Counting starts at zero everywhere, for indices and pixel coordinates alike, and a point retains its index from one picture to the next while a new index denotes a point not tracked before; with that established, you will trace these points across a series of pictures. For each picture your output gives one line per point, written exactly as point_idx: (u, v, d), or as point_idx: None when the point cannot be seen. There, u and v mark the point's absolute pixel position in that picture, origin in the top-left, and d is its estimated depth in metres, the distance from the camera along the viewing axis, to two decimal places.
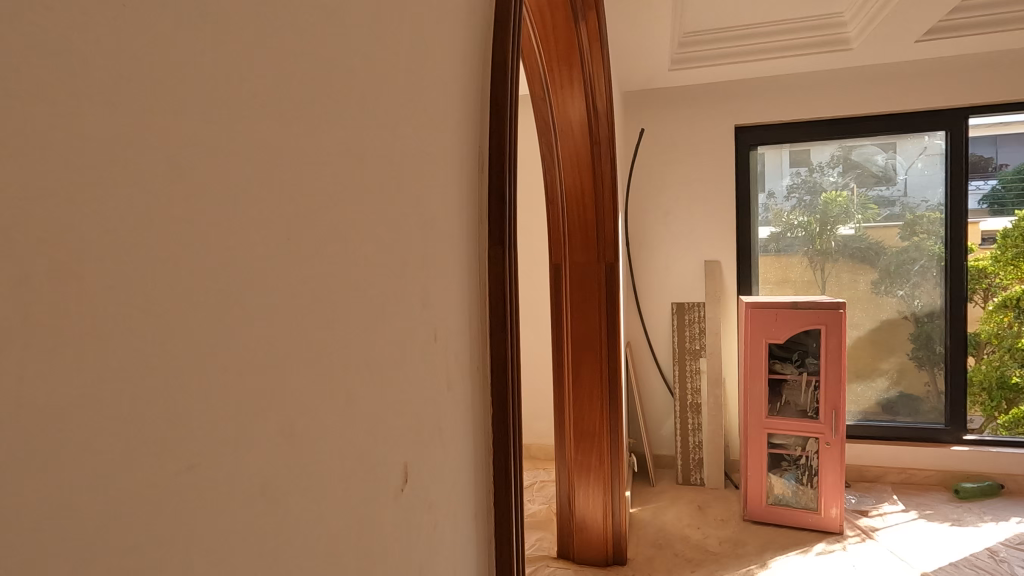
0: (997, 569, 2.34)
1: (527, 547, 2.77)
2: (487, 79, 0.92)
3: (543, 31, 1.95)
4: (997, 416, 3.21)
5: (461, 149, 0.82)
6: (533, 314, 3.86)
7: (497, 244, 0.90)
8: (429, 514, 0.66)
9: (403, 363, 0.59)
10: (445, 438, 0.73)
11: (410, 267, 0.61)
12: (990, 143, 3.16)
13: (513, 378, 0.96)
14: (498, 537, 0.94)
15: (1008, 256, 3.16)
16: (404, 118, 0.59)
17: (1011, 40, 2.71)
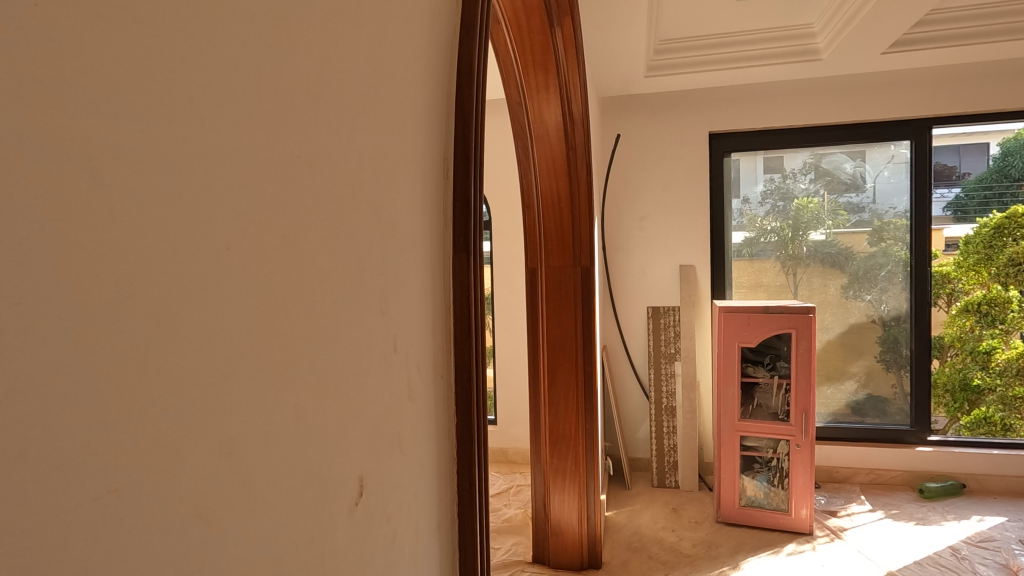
0: (959, 567, 2.39)
1: (502, 552, 2.74)
2: (453, 83, 0.90)
3: (519, 35, 1.95)
4: (960, 416, 3.29)
5: (426, 153, 0.80)
6: (511, 318, 3.85)
7: (462, 251, 0.89)
8: (387, 527, 0.64)
9: (358, 374, 0.57)
10: (407, 448, 0.71)
11: (367, 275, 0.59)
12: (954, 152, 3.24)
13: (479, 386, 0.95)
14: (464, 545, 0.92)
15: (969, 261, 3.23)
16: (360, 122, 0.57)
17: (973, 54, 2.79)
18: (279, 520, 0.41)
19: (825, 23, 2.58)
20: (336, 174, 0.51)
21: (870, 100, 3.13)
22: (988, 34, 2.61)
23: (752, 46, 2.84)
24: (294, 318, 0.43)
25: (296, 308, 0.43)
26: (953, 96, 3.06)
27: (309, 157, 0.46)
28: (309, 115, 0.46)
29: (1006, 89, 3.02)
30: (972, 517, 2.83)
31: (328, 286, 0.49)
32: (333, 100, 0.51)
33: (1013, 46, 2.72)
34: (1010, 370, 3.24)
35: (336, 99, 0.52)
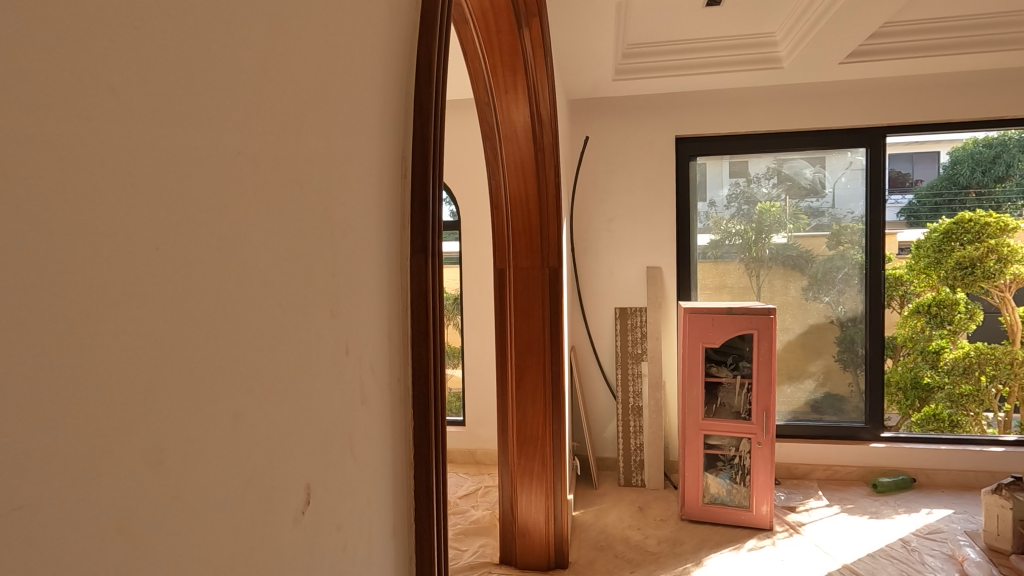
0: (908, 558, 2.48)
1: (469, 555, 2.70)
2: (412, 83, 0.88)
3: (487, 35, 1.95)
4: (912, 413, 3.44)
5: (383, 153, 0.78)
6: (480, 318, 3.82)
7: (420, 252, 0.87)
8: (336, 536, 0.62)
9: (306, 380, 0.54)
10: (359, 455, 0.69)
11: (316, 277, 0.56)
12: (907, 160, 3.38)
13: (438, 389, 0.93)
14: (420, 551, 0.90)
15: (920, 265, 3.41)
16: (309, 120, 0.55)
17: (924, 67, 2.91)
18: (215, 537, 0.39)
19: (786, 32, 2.66)
20: (283, 175, 0.49)
21: (829, 108, 3.22)
22: (939, 47, 2.72)
23: (716, 53, 2.90)
24: (235, 324, 0.41)
25: (236, 312, 0.41)
26: (906, 106, 3.18)
27: (252, 155, 0.44)
28: (252, 111, 0.43)
29: (956, 101, 3.15)
30: (922, 510, 2.94)
31: (272, 289, 0.47)
32: (280, 97, 0.48)
33: (962, 60, 2.84)
34: (957, 369, 3.40)
35: (283, 95, 0.49)
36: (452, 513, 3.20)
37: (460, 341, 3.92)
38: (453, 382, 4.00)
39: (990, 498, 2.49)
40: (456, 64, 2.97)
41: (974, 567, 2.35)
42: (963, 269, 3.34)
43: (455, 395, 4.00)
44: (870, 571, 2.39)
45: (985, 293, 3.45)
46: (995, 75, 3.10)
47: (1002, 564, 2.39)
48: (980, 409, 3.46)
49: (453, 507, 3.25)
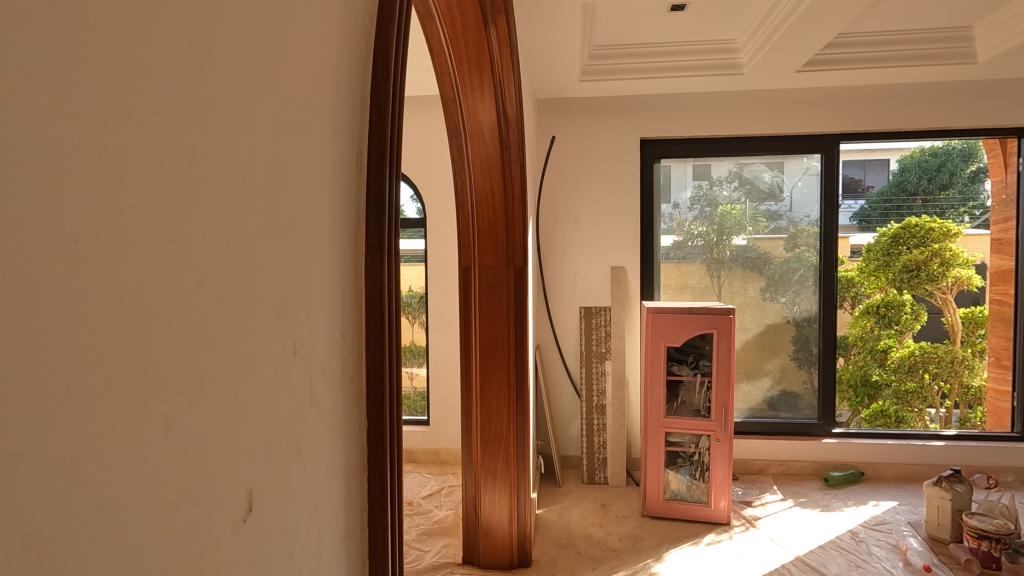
0: (856, 549, 2.57)
1: (432, 555, 2.65)
2: (368, 75, 0.85)
3: (453, 31, 1.92)
4: (861, 410, 3.53)
5: (337, 146, 0.75)
6: (445, 318, 3.78)
7: (375, 250, 0.83)
8: (281, 543, 0.59)
9: (250, 382, 0.51)
10: (308, 459, 0.65)
11: (262, 273, 0.53)
12: (859, 167, 3.47)
13: (393, 389, 0.90)
14: (373, 556, 0.87)
15: (871, 267, 3.51)
16: (255, 107, 0.51)
17: (876, 77, 3.01)
18: (131, 548, 0.36)
19: (747, 39, 2.72)
20: (225, 164, 0.46)
21: (788, 115, 3.31)
22: (890, 59, 2.83)
23: (678, 58, 2.95)
24: (164, 322, 0.38)
25: (164, 310, 0.39)
26: (859, 115, 3.30)
27: (187, 145, 0.41)
28: (187, 95, 0.41)
29: (906, 111, 3.28)
30: (869, 502, 3.05)
31: (211, 285, 0.44)
32: (222, 83, 0.45)
33: (910, 72, 2.96)
34: (903, 367, 3.56)
35: (225, 80, 0.46)
36: (415, 513, 3.15)
37: (425, 340, 3.87)
38: (418, 381, 3.94)
39: (932, 490, 2.63)
40: (423, 59, 2.93)
41: (917, 557, 2.44)
42: (909, 272, 3.53)
43: (419, 394, 3.94)
44: (820, 563, 2.47)
45: (929, 295, 3.60)
46: (940, 87, 3.24)
47: (942, 553, 2.51)
48: (923, 405, 3.62)
49: (416, 507, 3.21)
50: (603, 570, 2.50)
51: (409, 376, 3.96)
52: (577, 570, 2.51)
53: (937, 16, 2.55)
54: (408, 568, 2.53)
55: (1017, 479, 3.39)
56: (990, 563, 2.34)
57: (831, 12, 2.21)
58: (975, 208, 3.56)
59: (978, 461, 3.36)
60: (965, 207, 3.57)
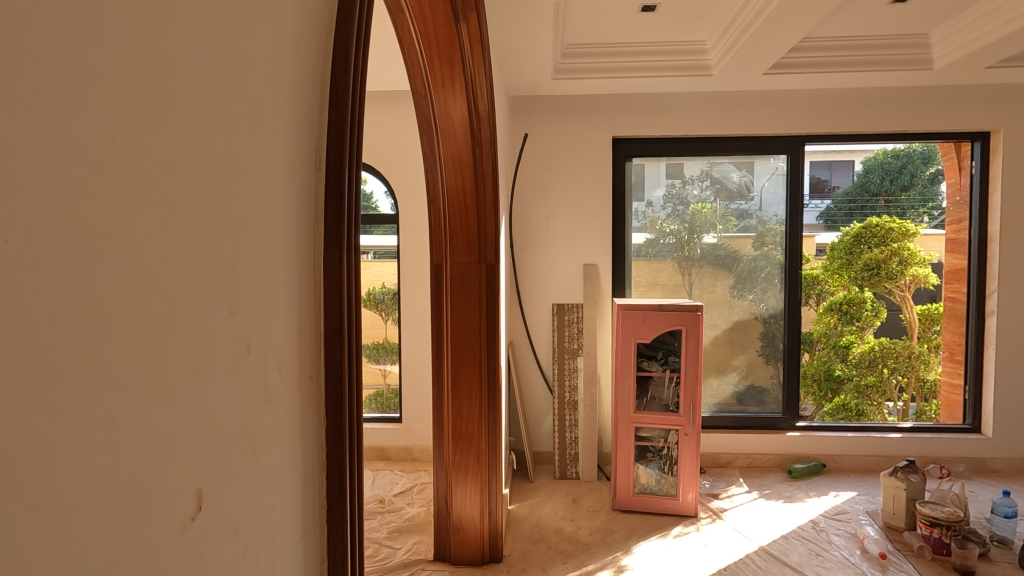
0: (817, 538, 2.66)
1: (403, 553, 2.65)
2: (327, 72, 0.85)
3: (423, 28, 1.93)
4: (825, 403, 3.64)
5: (294, 144, 0.75)
6: (418, 314, 3.76)
7: (334, 247, 0.84)
8: (233, 542, 0.59)
9: (199, 379, 0.52)
10: (261, 457, 0.66)
11: (213, 273, 0.54)
12: (826, 168, 3.55)
13: (353, 387, 0.90)
14: (332, 553, 0.87)
15: (834, 265, 3.64)
16: (205, 105, 0.52)
17: (839, 81, 3.10)
18: (70, 545, 0.36)
19: (716, 40, 2.78)
20: (171, 162, 0.47)
21: (755, 117, 3.39)
22: (853, 64, 2.92)
23: (649, 57, 2.99)
24: (102, 318, 0.39)
25: (103, 308, 0.39)
26: (821, 118, 3.36)
27: (129, 141, 0.41)
28: (126, 96, 0.41)
29: (867, 114, 3.38)
30: (829, 493, 3.14)
31: (154, 282, 0.45)
32: (168, 82, 0.46)
33: (871, 76, 3.07)
34: (864, 362, 3.66)
35: (171, 79, 0.46)
36: (387, 510, 3.13)
37: (398, 337, 3.85)
38: (391, 378, 3.94)
39: (889, 480, 2.75)
40: (395, 54, 2.91)
41: (873, 545, 2.55)
42: (869, 271, 3.66)
43: (392, 391, 3.94)
44: (782, 553, 2.55)
45: (888, 292, 3.74)
46: (899, 92, 3.34)
47: (896, 540, 2.62)
48: (881, 398, 3.75)
49: (388, 505, 3.19)
50: (573, 564, 2.53)
51: (382, 373, 3.94)
52: (548, 564, 2.54)
53: (894, 22, 2.65)
54: (378, 566, 2.52)
55: (968, 469, 3.52)
56: (940, 549, 2.45)
57: (793, 18, 2.29)
58: (933, 210, 3.70)
59: (932, 451, 3.49)
60: (924, 207, 3.69)
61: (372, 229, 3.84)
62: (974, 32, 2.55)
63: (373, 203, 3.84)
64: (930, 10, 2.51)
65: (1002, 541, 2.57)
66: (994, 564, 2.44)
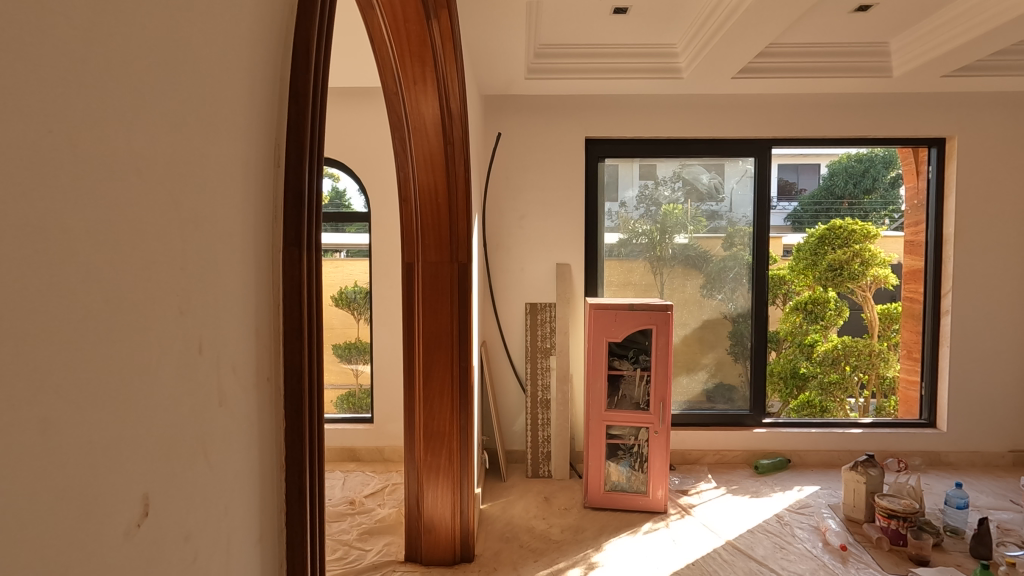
0: (782, 531, 2.73)
1: (373, 555, 2.62)
2: (287, 67, 0.83)
3: (394, 25, 1.90)
4: (791, 401, 3.72)
5: (251, 140, 0.73)
6: (389, 314, 3.70)
7: (294, 245, 0.82)
8: (184, 546, 0.58)
9: (147, 378, 0.50)
10: (215, 460, 0.64)
11: (161, 271, 0.52)
12: (793, 171, 3.68)
13: (314, 388, 0.89)
14: (291, 554, 0.86)
15: (800, 265, 3.72)
16: (153, 97, 0.50)
17: (804, 86, 3.18)
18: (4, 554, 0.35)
19: (686, 44, 2.83)
20: (116, 156, 0.45)
21: (725, 120, 3.44)
22: (817, 70, 3.00)
23: (619, 59, 3.03)
24: (41, 315, 0.38)
25: (39, 307, 0.37)
26: (789, 121, 3.45)
27: (69, 134, 0.40)
28: (65, 87, 0.39)
29: (833, 118, 3.46)
30: (794, 488, 3.21)
31: (95, 280, 0.43)
32: (112, 73, 0.44)
33: (834, 82, 3.15)
34: (827, 360, 3.74)
35: (117, 71, 0.45)
36: (358, 512, 3.09)
37: (370, 336, 3.80)
38: (363, 378, 3.89)
39: (849, 474, 2.82)
40: (366, 50, 2.87)
41: (834, 537, 2.63)
42: (832, 271, 3.74)
43: (364, 391, 3.89)
44: (748, 546, 2.60)
45: (852, 291, 3.82)
46: (862, 98, 3.44)
47: (856, 532, 2.71)
48: (844, 395, 3.82)
49: (359, 506, 3.14)
50: (544, 562, 2.54)
51: (354, 373, 3.89)
52: (519, 563, 2.54)
53: (857, 31, 2.73)
54: (347, 569, 2.48)
55: (924, 462, 3.64)
56: (897, 540, 2.54)
57: (760, 24, 2.34)
58: (894, 212, 3.78)
59: (891, 446, 3.60)
60: (885, 210, 3.76)
61: (345, 227, 3.78)
62: (936, 38, 2.65)
63: (346, 200, 3.77)
64: (887, 20, 2.59)
65: (954, 531, 2.67)
66: (946, 553, 2.53)
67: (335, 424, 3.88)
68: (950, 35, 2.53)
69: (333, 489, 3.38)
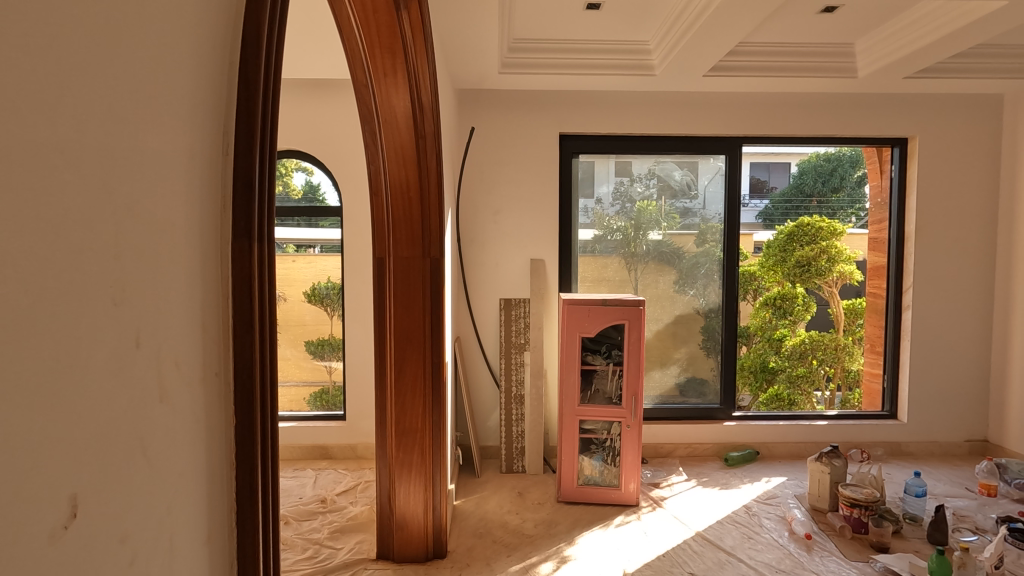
0: (750, 521, 2.77)
1: (344, 552, 2.57)
2: (237, 48, 0.77)
3: (363, 14, 1.85)
4: (760, 394, 3.77)
5: (198, 123, 0.68)
6: (362, 310, 3.63)
7: (243, 237, 0.76)
8: (120, 549, 0.54)
9: (70, 369, 0.47)
10: (156, 459, 0.60)
11: (86, 256, 0.48)
12: (764, 169, 3.69)
13: (267, 387, 0.83)
14: (242, 555, 0.80)
15: (768, 262, 3.73)
16: (79, 70, 0.46)
17: (775, 84, 3.21)
18: None
19: (659, 41, 2.84)
20: (32, 133, 0.41)
21: (698, 117, 3.46)
22: (787, 69, 3.03)
23: (592, 55, 3.02)
24: None
25: None
26: (759, 119, 3.48)
27: None
28: None
29: (802, 117, 3.50)
30: (761, 479, 3.26)
31: (13, 268, 0.40)
32: (30, 48, 0.41)
33: (803, 81, 3.18)
34: (795, 354, 3.76)
35: (36, 47, 0.41)
36: (329, 510, 3.02)
37: (342, 332, 3.73)
38: (337, 375, 3.82)
39: (814, 465, 2.87)
40: (336, 42, 2.80)
41: (800, 526, 2.68)
42: (801, 267, 3.76)
43: (337, 388, 3.82)
44: (717, 537, 2.64)
45: (818, 287, 3.83)
46: (831, 98, 3.49)
47: (821, 521, 2.77)
48: (810, 388, 3.84)
49: (330, 504, 3.07)
50: (517, 556, 2.53)
51: (327, 370, 3.82)
52: (492, 558, 2.52)
53: (825, 31, 2.76)
54: (317, 568, 2.42)
55: (886, 453, 3.72)
56: (859, 528, 2.60)
57: (729, 24, 2.37)
58: (860, 211, 3.81)
59: (855, 437, 3.67)
60: (852, 208, 3.79)
61: (318, 222, 3.70)
62: (903, 38, 2.70)
63: (320, 195, 3.69)
64: (856, 20, 2.63)
65: (913, 518, 2.74)
66: (905, 540, 2.61)
67: (306, 422, 3.79)
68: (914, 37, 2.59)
69: (303, 488, 3.30)
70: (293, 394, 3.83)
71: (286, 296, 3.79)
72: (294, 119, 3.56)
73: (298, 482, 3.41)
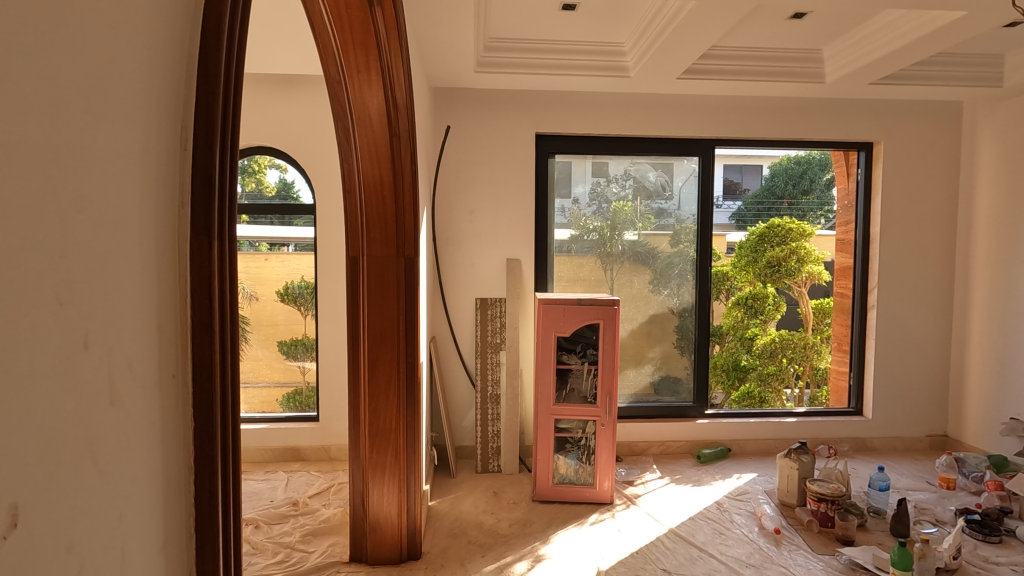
0: (721, 517, 2.81)
1: (316, 556, 2.53)
2: (196, 40, 0.74)
3: (336, 9, 1.82)
4: (732, 392, 3.87)
5: (153, 116, 0.65)
6: (335, 310, 3.57)
7: (202, 235, 0.73)
8: (65, 560, 0.51)
9: (11, 373, 0.44)
10: (106, 466, 0.57)
11: (27, 254, 0.46)
12: (738, 172, 3.86)
13: (228, 390, 0.80)
14: (201, 562, 0.78)
15: (741, 262, 3.93)
16: (18, 58, 0.44)
17: (747, 88, 3.26)
18: None
19: (633, 43, 2.86)
20: None
21: (672, 119, 3.49)
22: (758, 72, 3.08)
23: (567, 56, 3.02)
24: None
25: None
26: (734, 121, 3.50)
27: None
28: None
29: (769, 119, 3.52)
30: (733, 475, 3.31)
31: None
32: None
33: (775, 86, 3.23)
34: (766, 352, 3.96)
35: None
36: (300, 513, 2.96)
37: (315, 332, 3.66)
38: (310, 375, 3.74)
39: (783, 461, 2.92)
40: (307, 37, 2.73)
41: (769, 521, 2.73)
42: (772, 267, 3.90)
43: (310, 389, 3.75)
44: (689, 533, 2.67)
45: (789, 288, 4.10)
46: (801, 102, 3.55)
47: (789, 516, 2.82)
48: (780, 385, 4.02)
49: (302, 507, 3.02)
50: (492, 556, 2.51)
51: (300, 370, 3.75)
52: (467, 558, 2.50)
53: (796, 35, 2.81)
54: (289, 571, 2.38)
55: (852, 448, 3.81)
56: (826, 522, 2.66)
57: (701, 26, 2.39)
58: (828, 213, 3.96)
59: (822, 434, 3.68)
60: (821, 210, 3.94)
61: (291, 220, 3.63)
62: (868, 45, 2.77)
63: (294, 192, 3.61)
64: (825, 26, 2.68)
65: (877, 511, 2.81)
66: (870, 533, 2.68)
67: (278, 423, 3.72)
68: (880, 43, 2.66)
69: (275, 490, 3.23)
70: (266, 395, 3.76)
71: (257, 295, 3.71)
72: (265, 114, 3.48)
73: (269, 484, 3.34)
